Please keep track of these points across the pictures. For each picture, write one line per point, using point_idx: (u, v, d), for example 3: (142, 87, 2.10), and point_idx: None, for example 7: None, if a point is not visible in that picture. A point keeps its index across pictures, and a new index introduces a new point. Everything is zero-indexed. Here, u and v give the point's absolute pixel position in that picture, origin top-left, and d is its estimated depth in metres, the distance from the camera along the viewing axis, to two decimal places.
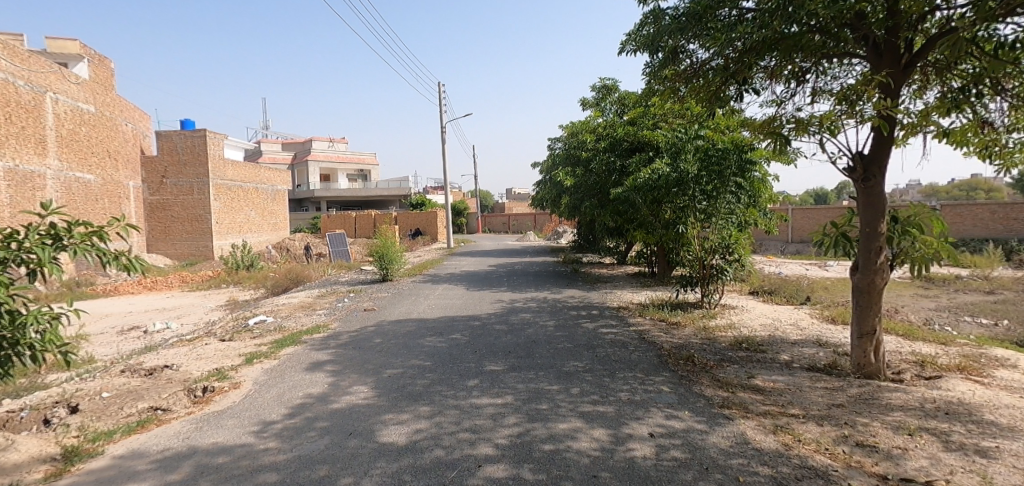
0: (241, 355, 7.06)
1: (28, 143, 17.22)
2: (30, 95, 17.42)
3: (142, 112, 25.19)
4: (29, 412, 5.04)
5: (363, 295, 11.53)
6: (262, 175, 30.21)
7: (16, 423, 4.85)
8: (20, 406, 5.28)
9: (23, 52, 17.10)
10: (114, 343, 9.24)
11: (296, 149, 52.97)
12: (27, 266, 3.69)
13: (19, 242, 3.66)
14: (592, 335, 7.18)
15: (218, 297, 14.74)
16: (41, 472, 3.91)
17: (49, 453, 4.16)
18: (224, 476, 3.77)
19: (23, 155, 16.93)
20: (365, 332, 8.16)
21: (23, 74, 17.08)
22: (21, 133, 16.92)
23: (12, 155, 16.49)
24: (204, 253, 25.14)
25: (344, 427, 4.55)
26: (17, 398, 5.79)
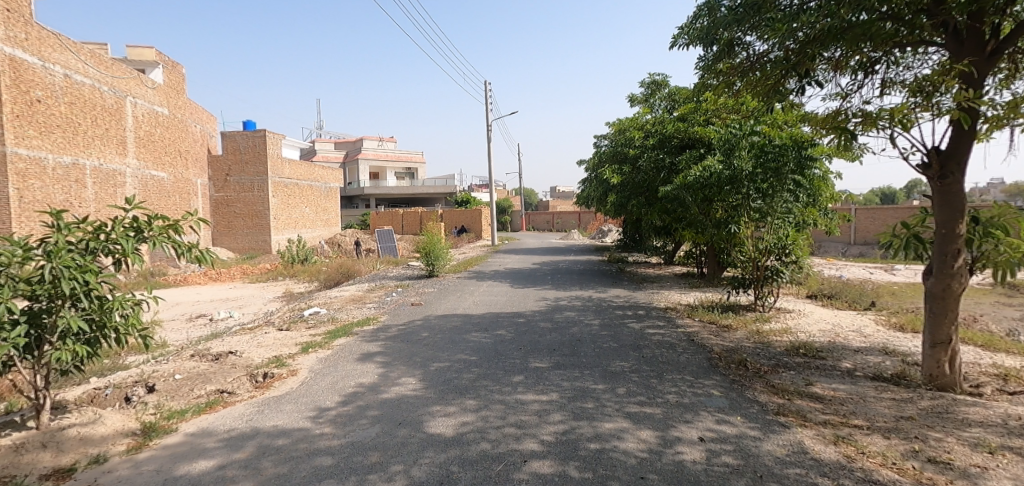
0: (297, 344, 7.35)
1: (111, 144, 18.39)
2: (113, 100, 18.61)
3: (209, 114, 26.60)
4: (113, 389, 5.43)
5: (410, 290, 11.75)
6: (317, 174, 31.24)
7: (101, 399, 5.23)
8: (104, 384, 5.68)
9: (107, 60, 18.34)
10: (184, 329, 9.80)
11: (348, 148, 54.74)
12: (113, 256, 3.97)
13: (106, 233, 3.95)
14: (638, 335, 7.07)
15: (275, 289, 15.36)
16: (124, 445, 4.19)
17: (129, 427, 4.45)
18: (284, 457, 3.93)
19: (106, 153, 18.15)
20: (412, 325, 8.36)
21: (107, 80, 18.27)
22: (105, 135, 18.12)
23: (98, 155, 17.70)
24: (262, 247, 26.26)
25: (394, 417, 4.66)
26: (102, 376, 6.24)
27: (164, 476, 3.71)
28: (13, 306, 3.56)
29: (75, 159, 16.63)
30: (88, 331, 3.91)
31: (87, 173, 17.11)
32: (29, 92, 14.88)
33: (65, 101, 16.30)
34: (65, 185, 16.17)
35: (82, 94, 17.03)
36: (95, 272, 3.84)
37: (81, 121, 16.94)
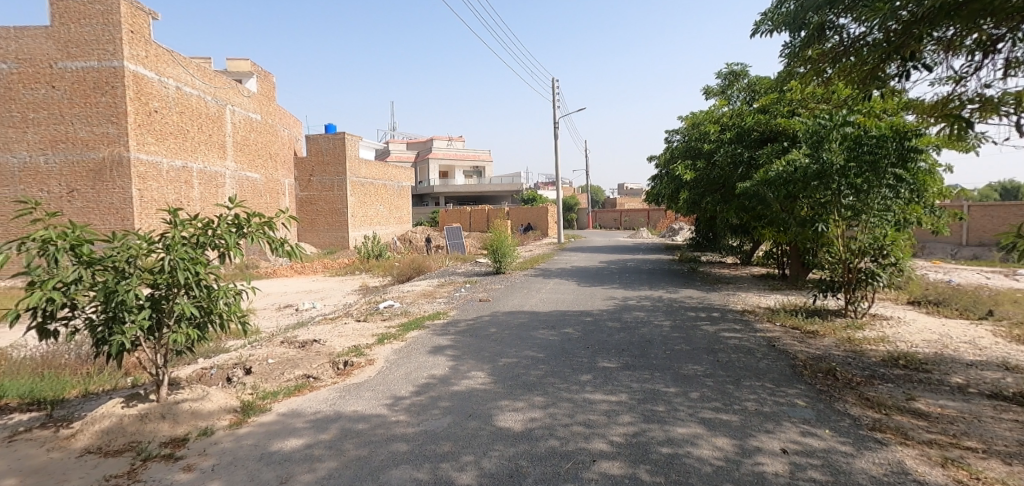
0: (374, 335, 7.66)
1: (214, 149, 19.97)
2: (216, 108, 20.19)
3: (296, 119, 28.32)
4: (217, 370, 5.90)
5: (478, 286, 11.93)
6: (390, 173, 32.38)
7: (208, 378, 5.70)
8: (209, 365, 6.20)
9: (211, 72, 19.92)
10: (274, 318, 10.51)
11: (420, 148, 56.37)
12: (218, 250, 4.47)
13: (213, 229, 4.46)
14: (713, 338, 6.80)
15: (353, 283, 16.09)
16: (227, 422, 4.51)
17: (229, 404, 4.82)
18: (363, 441, 4.11)
19: (210, 157, 19.71)
20: (481, 320, 8.49)
21: (210, 91, 19.86)
22: (209, 140, 19.70)
23: (203, 159, 19.29)
24: (340, 242, 27.51)
25: (464, 409, 4.74)
26: (206, 358, 6.80)
27: (259, 451, 3.99)
28: (140, 293, 4.13)
29: (185, 163, 18.23)
30: (199, 317, 4.45)
31: (194, 175, 18.69)
32: (149, 104, 16.72)
33: (176, 110, 17.93)
34: (177, 187, 17.78)
35: (190, 104, 18.62)
36: (205, 264, 4.36)
37: (190, 129, 18.57)
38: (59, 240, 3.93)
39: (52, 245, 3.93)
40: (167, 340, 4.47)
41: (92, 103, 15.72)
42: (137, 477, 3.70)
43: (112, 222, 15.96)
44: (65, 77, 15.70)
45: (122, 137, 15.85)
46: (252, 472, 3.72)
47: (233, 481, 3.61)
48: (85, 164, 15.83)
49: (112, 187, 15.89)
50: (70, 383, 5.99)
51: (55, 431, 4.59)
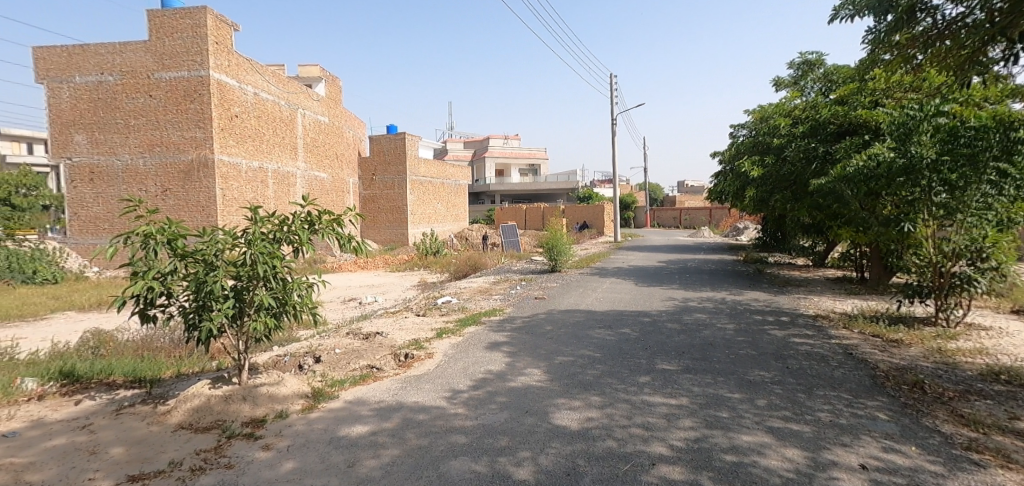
0: (433, 329, 7.86)
1: (286, 150, 20.97)
2: (288, 112, 21.22)
3: (360, 120, 29.37)
4: (290, 357, 6.27)
5: (534, 284, 11.97)
6: (448, 172, 32.96)
7: (282, 365, 6.07)
8: (283, 353, 6.58)
9: (285, 78, 20.95)
10: (340, 310, 10.98)
11: (477, 146, 57.04)
12: (292, 245, 4.75)
13: (289, 225, 4.74)
14: (781, 344, 6.53)
15: (412, 278, 16.52)
16: (298, 407, 4.78)
17: (301, 390, 5.11)
18: (424, 431, 4.25)
19: (284, 158, 20.79)
20: (537, 318, 8.52)
21: (284, 95, 20.91)
22: (282, 142, 20.71)
23: (277, 160, 20.32)
24: (400, 239, 28.26)
25: (521, 405, 4.79)
26: (279, 346, 7.20)
27: (329, 435, 4.23)
28: (224, 284, 4.47)
29: (261, 164, 19.31)
30: (275, 307, 4.75)
31: (269, 175, 19.76)
32: (230, 109, 17.82)
33: (254, 115, 19.03)
34: (255, 186, 18.90)
35: (266, 108, 19.67)
36: (279, 258, 4.64)
37: (266, 132, 19.65)
38: (158, 235, 4.32)
39: (153, 239, 4.33)
40: (247, 327, 4.77)
41: (184, 110, 17.00)
42: (222, 453, 4.02)
43: (199, 219, 17.20)
44: (161, 87, 17.03)
45: (208, 141, 17.02)
46: (323, 456, 3.91)
47: (306, 463, 3.83)
48: (177, 166, 17.13)
49: (200, 186, 17.13)
50: (164, 365, 6.53)
51: (152, 407, 5.04)
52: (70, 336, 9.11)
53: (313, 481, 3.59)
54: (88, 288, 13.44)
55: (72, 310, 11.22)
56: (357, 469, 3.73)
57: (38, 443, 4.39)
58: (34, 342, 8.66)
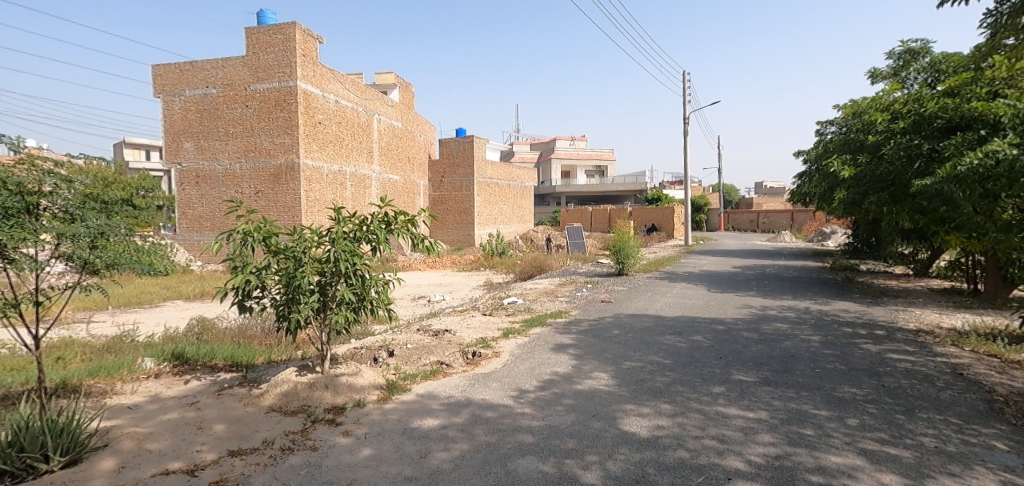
0: (499, 328, 7.96)
1: (363, 153, 21.87)
2: (365, 118, 22.13)
3: (431, 124, 30.19)
4: (366, 350, 6.56)
5: (600, 287, 11.84)
6: (515, 174, 33.20)
7: (358, 357, 6.37)
8: (359, 345, 6.91)
9: (362, 85, 21.87)
10: (410, 307, 11.34)
11: (543, 148, 57.14)
12: (371, 244, 4.97)
13: (367, 225, 4.98)
14: (874, 360, 6.09)
15: (478, 278, 16.78)
16: (373, 399, 5.00)
17: (377, 381, 5.36)
18: (493, 429, 4.32)
19: (361, 162, 21.72)
20: (603, 321, 8.42)
21: (362, 102, 21.83)
22: (359, 146, 21.62)
23: (355, 163, 21.25)
24: (467, 240, 28.74)
25: (587, 408, 4.76)
26: (357, 339, 7.55)
27: (402, 426, 4.42)
28: (311, 279, 4.77)
29: (340, 167, 20.27)
30: (354, 303, 4.99)
31: (348, 178, 20.70)
32: (314, 116, 18.82)
33: (335, 121, 20.02)
34: (335, 188, 19.88)
35: (345, 114, 20.64)
36: (359, 256, 4.87)
37: (345, 137, 20.61)
38: (255, 233, 4.68)
39: (251, 237, 4.69)
40: (330, 320, 5.04)
41: (274, 118, 18.18)
42: (307, 436, 4.30)
43: (286, 218, 18.35)
44: (256, 97, 18.30)
45: (294, 146, 18.10)
46: (397, 447, 4.08)
47: (381, 451, 4.01)
48: (267, 169, 18.35)
49: (287, 189, 18.25)
50: (257, 352, 7.02)
51: (247, 390, 5.47)
52: (178, 321, 10.02)
53: (388, 469, 3.76)
54: (193, 279, 14.73)
55: (179, 299, 12.31)
56: (429, 461, 3.86)
57: (155, 416, 4.90)
58: (148, 326, 9.62)
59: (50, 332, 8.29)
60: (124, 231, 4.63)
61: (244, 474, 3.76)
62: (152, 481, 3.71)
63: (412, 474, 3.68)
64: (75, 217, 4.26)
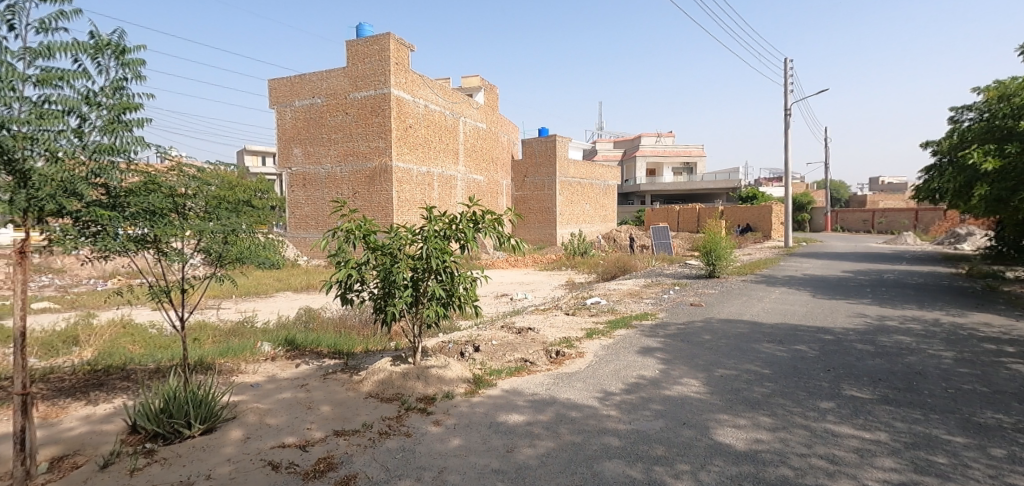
0: (583, 328, 7.85)
1: (449, 155, 22.44)
2: (451, 120, 22.69)
3: (514, 125, 30.45)
4: (453, 344, 6.72)
5: (689, 290, 11.37)
6: (598, 172, 32.75)
7: (446, 350, 6.53)
8: (447, 340, 7.08)
9: (449, 89, 22.42)
10: (493, 304, 11.49)
11: (628, 146, 55.93)
12: (460, 242, 5.05)
13: (457, 224, 5.05)
14: (1021, 383, 5.34)
15: (559, 278, 16.72)
16: (461, 392, 5.13)
17: (464, 375, 5.48)
18: (578, 428, 4.28)
19: (448, 164, 22.31)
20: (693, 326, 8.06)
21: (449, 106, 22.40)
22: (446, 148, 22.22)
23: (442, 165, 21.86)
24: (549, 239, 28.70)
25: (677, 415, 4.55)
26: (445, 333, 7.77)
27: (489, 419, 4.49)
28: (406, 275, 4.91)
29: (429, 169, 20.95)
30: (444, 299, 5.10)
31: (435, 179, 21.35)
32: (405, 120, 19.56)
33: (424, 125, 20.71)
34: (423, 189, 20.57)
35: (433, 118, 21.29)
36: (449, 254, 4.96)
37: (433, 140, 21.27)
38: (357, 231, 4.89)
39: (352, 235, 4.90)
40: (422, 315, 5.19)
41: (370, 123, 19.13)
42: (402, 422, 4.51)
43: (381, 218, 19.27)
44: (354, 105, 19.36)
45: (388, 150, 18.92)
46: (485, 438, 4.17)
47: (470, 441, 4.12)
48: (364, 172, 19.36)
49: (381, 190, 19.13)
50: (355, 341, 7.45)
51: (349, 375, 5.79)
52: (290, 310, 10.85)
53: (476, 459, 3.85)
54: (300, 273, 15.90)
55: (289, 291, 13.32)
56: (515, 455, 3.90)
57: (272, 394, 5.32)
58: (264, 313, 10.53)
59: (187, 316, 9.31)
60: (249, 228, 5.14)
61: (347, 453, 4.02)
62: (270, 452, 4.08)
63: (500, 467, 3.73)
64: (211, 216, 4.81)
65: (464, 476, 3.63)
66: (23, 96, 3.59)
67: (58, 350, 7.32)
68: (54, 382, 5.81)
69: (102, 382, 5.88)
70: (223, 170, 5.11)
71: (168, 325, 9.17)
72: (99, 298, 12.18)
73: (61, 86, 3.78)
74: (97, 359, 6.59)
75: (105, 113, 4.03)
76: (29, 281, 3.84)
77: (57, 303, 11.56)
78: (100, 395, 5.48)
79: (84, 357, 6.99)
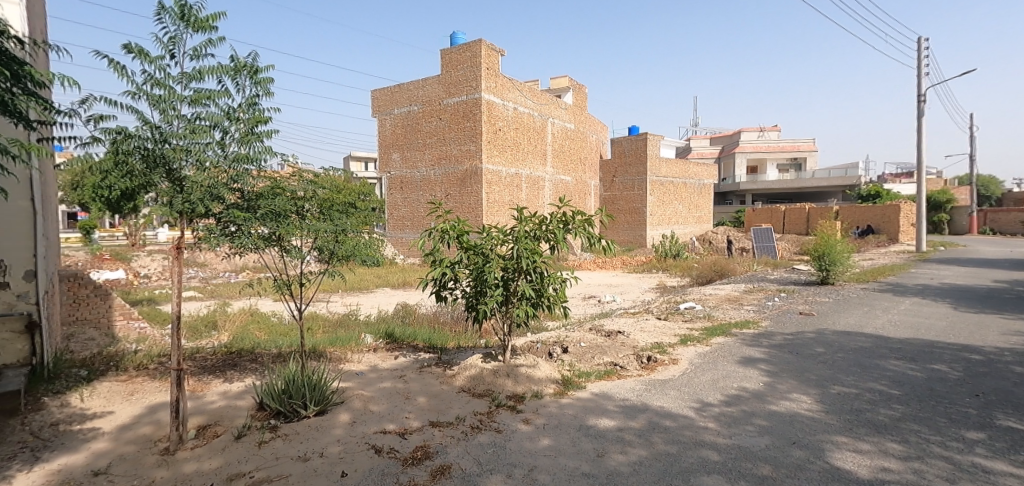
0: (677, 334, 7.42)
1: (537, 156, 22.40)
2: (539, 122, 22.63)
3: (603, 124, 29.83)
4: (541, 344, 6.59)
5: (798, 297, 10.45)
6: (692, 171, 31.30)
7: (534, 349, 6.42)
8: (535, 340, 6.96)
9: (538, 91, 22.37)
10: (581, 306, 11.23)
11: (726, 142, 53.07)
12: (550, 243, 4.92)
13: (547, 225, 4.91)
14: None
15: (651, 280, 16.11)
16: (550, 392, 5.03)
17: (553, 376, 5.37)
18: (673, 439, 4.03)
19: (536, 165, 22.30)
20: (803, 337, 7.34)
21: (537, 107, 22.36)
22: (534, 150, 22.21)
23: (530, 166, 21.88)
24: (639, 241, 27.87)
25: (784, 433, 4.13)
26: (533, 333, 7.67)
27: (579, 422, 4.36)
28: (497, 274, 4.84)
29: (517, 171, 21.03)
30: (533, 299, 4.97)
31: (523, 180, 21.40)
32: (495, 123, 19.76)
33: (513, 127, 20.84)
34: (512, 190, 20.70)
35: (522, 121, 21.36)
36: (539, 254, 4.84)
37: (522, 142, 21.35)
38: (451, 231, 4.90)
39: (447, 235, 4.91)
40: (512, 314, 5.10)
41: (462, 128, 19.54)
42: (493, 418, 4.50)
43: (472, 219, 19.63)
44: (447, 110, 19.89)
45: (478, 152, 19.22)
46: (574, 440, 4.07)
47: (560, 442, 4.03)
48: (455, 174, 19.82)
49: (472, 192, 19.48)
50: (448, 336, 7.52)
51: (443, 369, 5.85)
52: (388, 306, 11.27)
53: (566, 461, 3.76)
54: (397, 271, 16.56)
55: (387, 287, 13.87)
56: (606, 460, 3.76)
57: (375, 383, 5.48)
58: (366, 307, 11.02)
59: (301, 307, 9.98)
60: (356, 228, 5.36)
61: (441, 443, 4.10)
62: (373, 437, 4.24)
63: (590, 471, 3.62)
64: (325, 217, 5.06)
65: (555, 477, 3.56)
66: (180, 115, 4.07)
67: (203, 334, 8.05)
68: (198, 361, 6.40)
69: (236, 362, 6.36)
70: (335, 175, 5.25)
71: (287, 316, 9.85)
72: (230, 289, 13.41)
73: (209, 105, 4.18)
74: (230, 342, 7.19)
75: (243, 128, 4.33)
76: (182, 274, 4.22)
77: (199, 293, 12.89)
78: (235, 374, 5.93)
79: (223, 340, 7.66)
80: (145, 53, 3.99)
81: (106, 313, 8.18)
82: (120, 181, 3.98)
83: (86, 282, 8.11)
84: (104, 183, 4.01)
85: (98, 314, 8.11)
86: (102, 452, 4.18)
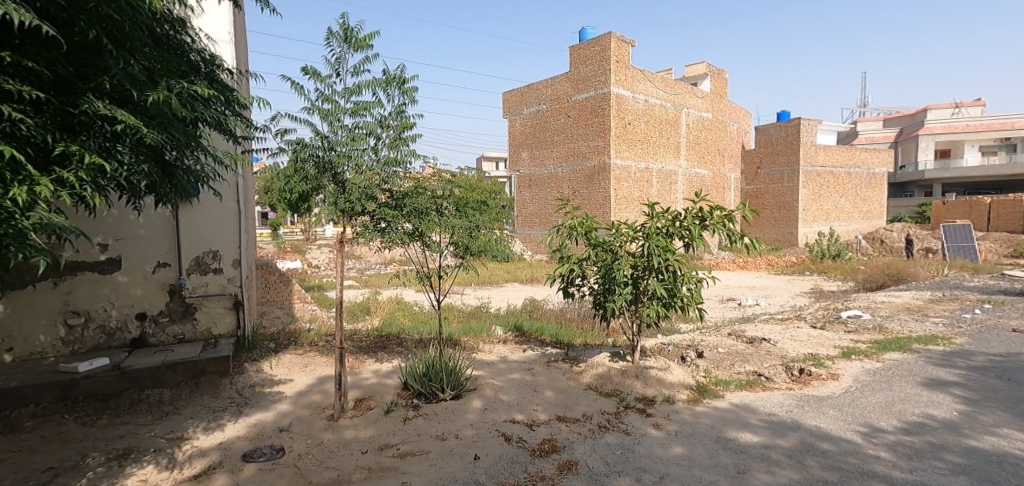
0: (838, 346, 6.28)
1: (669, 149, 21.10)
2: (673, 113, 21.26)
3: (746, 111, 27.32)
4: (673, 347, 5.93)
5: (1008, 310, 8.40)
6: (857, 157, 27.49)
7: (665, 352, 5.79)
8: (666, 342, 6.31)
9: (671, 81, 21.02)
10: (721, 309, 10.19)
11: (905, 124, 45.81)
12: (683, 240, 4.30)
13: (680, 220, 4.29)
14: None
15: (803, 283, 14.30)
16: (684, 397, 4.43)
17: (686, 381, 4.75)
18: (832, 464, 3.29)
19: (668, 158, 21.03)
20: (1016, 359, 5.78)
21: (671, 98, 21.03)
22: (667, 143, 20.94)
23: (662, 159, 20.66)
24: (789, 239, 25.21)
25: (989, 474, 3.16)
26: (665, 335, 7.00)
27: (716, 433, 3.74)
28: (626, 272, 4.34)
29: (648, 165, 19.96)
30: (664, 301, 4.38)
31: (654, 175, 20.28)
32: (625, 117, 18.91)
33: (644, 120, 19.81)
34: (642, 185, 19.72)
35: (654, 113, 20.24)
36: (672, 252, 4.24)
37: (653, 134, 20.23)
38: (579, 227, 4.47)
39: (575, 231, 4.51)
40: (643, 315, 4.56)
41: (590, 124, 19.01)
42: (620, 419, 4.03)
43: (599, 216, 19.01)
44: (575, 107, 19.49)
45: (606, 148, 18.55)
46: (711, 452, 3.47)
47: (695, 452, 3.46)
48: (583, 170, 19.34)
49: (599, 188, 18.86)
50: (575, 333, 7.12)
51: (571, 365, 5.46)
52: (518, 301, 11.16)
53: (703, 474, 3.20)
54: (526, 266, 16.54)
55: (517, 282, 13.83)
56: (748, 479, 3.15)
57: (504, 373, 5.25)
58: (498, 301, 11.04)
59: (440, 298, 10.31)
60: (489, 226, 5.09)
61: (569, 439, 3.73)
62: (504, 425, 3.98)
63: None
64: (461, 214, 4.86)
65: None
66: (342, 124, 4.13)
67: (357, 317, 8.55)
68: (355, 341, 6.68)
69: (385, 345, 6.53)
70: (469, 174, 5.04)
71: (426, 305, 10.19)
72: (381, 280, 14.34)
73: (365, 114, 4.20)
74: (380, 326, 7.48)
75: (392, 133, 4.29)
76: (343, 265, 4.24)
77: (357, 281, 13.97)
78: (384, 355, 6.06)
79: (372, 324, 8.04)
80: (317, 73, 4.14)
81: (287, 296, 8.99)
82: (299, 185, 4.14)
83: (273, 269, 8.97)
84: (286, 187, 4.20)
85: (281, 297, 8.94)
86: (285, 413, 4.38)
